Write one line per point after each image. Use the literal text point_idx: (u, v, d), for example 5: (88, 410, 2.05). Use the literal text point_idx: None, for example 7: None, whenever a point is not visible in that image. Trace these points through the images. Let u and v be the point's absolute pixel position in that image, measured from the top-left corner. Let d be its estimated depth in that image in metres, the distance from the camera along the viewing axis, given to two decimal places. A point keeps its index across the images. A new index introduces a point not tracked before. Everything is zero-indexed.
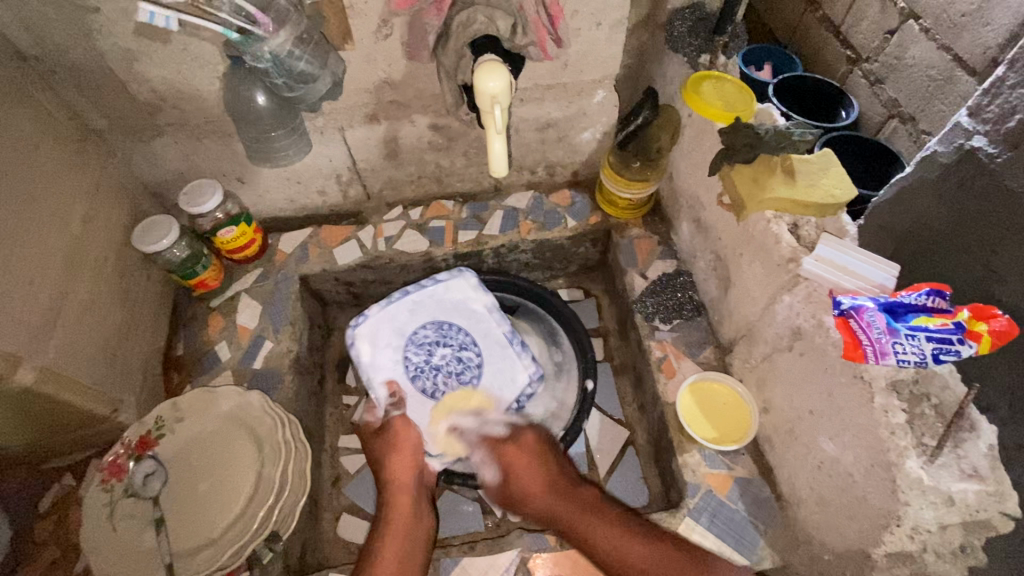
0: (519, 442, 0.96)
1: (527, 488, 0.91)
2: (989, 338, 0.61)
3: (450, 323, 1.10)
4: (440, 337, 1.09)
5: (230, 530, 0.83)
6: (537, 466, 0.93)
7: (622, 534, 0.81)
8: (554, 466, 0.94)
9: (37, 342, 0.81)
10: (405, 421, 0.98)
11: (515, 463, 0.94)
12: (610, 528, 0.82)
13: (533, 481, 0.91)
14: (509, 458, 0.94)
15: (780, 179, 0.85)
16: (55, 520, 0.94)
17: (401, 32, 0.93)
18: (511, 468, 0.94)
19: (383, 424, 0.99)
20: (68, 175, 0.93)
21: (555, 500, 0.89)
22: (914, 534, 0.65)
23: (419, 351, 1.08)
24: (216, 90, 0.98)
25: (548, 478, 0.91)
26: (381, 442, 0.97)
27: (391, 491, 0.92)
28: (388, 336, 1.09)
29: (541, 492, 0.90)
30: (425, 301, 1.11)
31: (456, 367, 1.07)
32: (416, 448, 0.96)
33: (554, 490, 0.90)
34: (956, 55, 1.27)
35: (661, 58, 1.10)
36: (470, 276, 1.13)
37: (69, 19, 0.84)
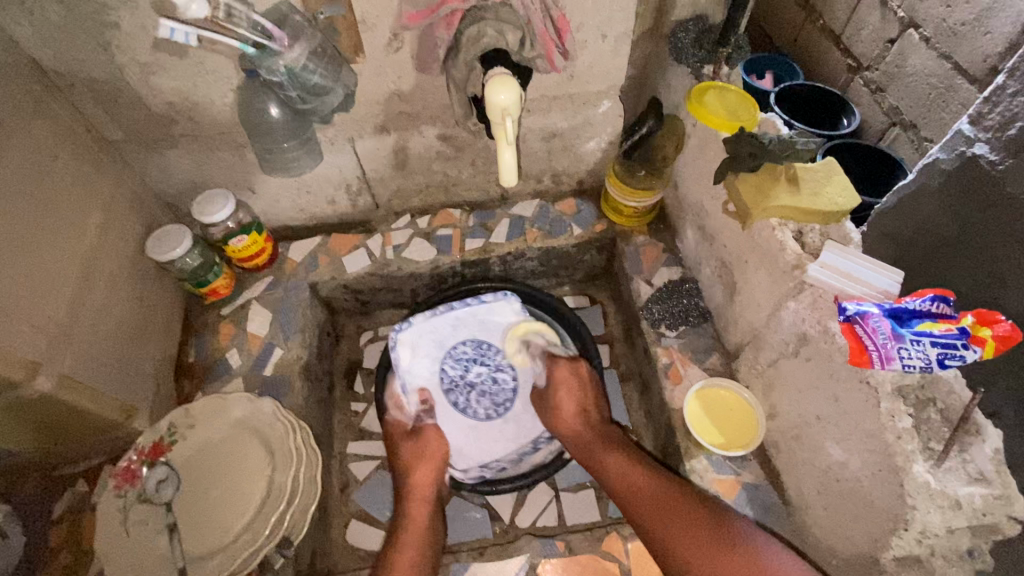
0: (570, 368, 1.07)
1: (563, 407, 1.04)
2: (993, 344, 0.63)
3: (490, 342, 1.13)
4: (479, 355, 1.13)
5: (242, 536, 0.84)
6: (577, 391, 1.05)
7: (631, 469, 0.92)
8: (592, 395, 1.06)
9: (55, 349, 0.82)
10: (436, 430, 1.04)
11: (561, 383, 1.05)
12: (623, 460, 0.94)
13: (571, 401, 1.04)
14: (557, 372, 1.07)
15: (784, 188, 0.86)
16: (68, 525, 0.94)
17: (410, 46, 0.95)
18: (556, 385, 1.06)
19: (416, 427, 1.05)
20: (85, 185, 0.95)
21: (585, 426, 1.03)
22: (922, 539, 0.65)
23: (457, 366, 1.12)
24: (229, 102, 1.00)
25: (582, 405, 1.05)
26: (411, 444, 1.02)
27: (411, 500, 0.97)
28: (428, 348, 1.11)
29: (572, 417, 1.04)
30: (467, 318, 1.11)
31: (490, 386, 1.14)
32: (441, 453, 1.02)
33: (585, 416, 1.04)
34: (956, 63, 1.28)
35: (665, 70, 1.12)
36: (514, 300, 1.11)
37: (88, 34, 0.87)
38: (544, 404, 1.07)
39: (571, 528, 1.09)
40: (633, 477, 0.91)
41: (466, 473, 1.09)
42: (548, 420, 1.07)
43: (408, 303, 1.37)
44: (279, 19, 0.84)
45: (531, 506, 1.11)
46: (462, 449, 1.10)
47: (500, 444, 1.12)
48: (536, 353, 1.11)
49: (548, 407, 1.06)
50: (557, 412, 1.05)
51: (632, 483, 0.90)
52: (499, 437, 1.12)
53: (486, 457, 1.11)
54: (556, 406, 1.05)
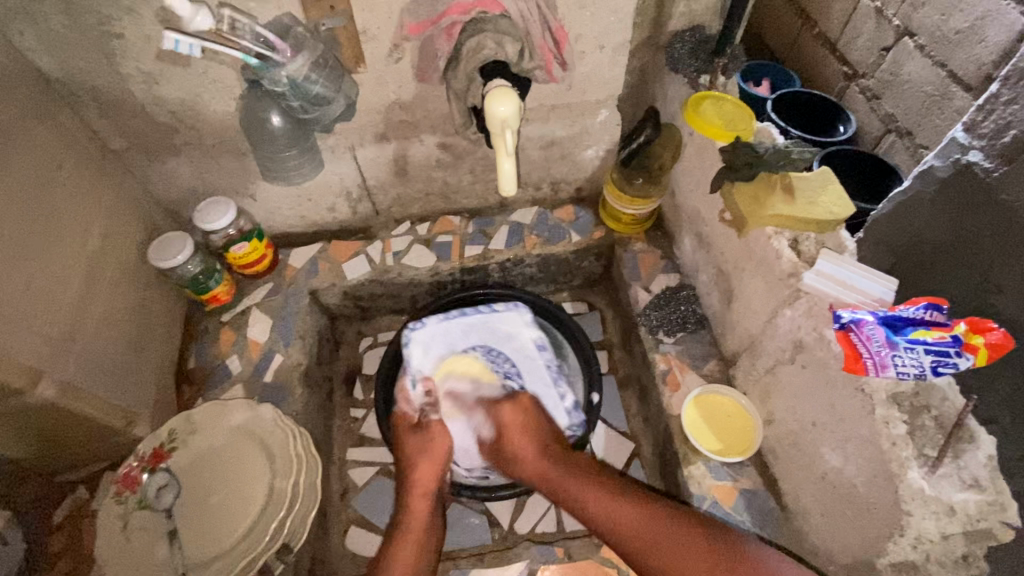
0: (513, 406, 1.04)
1: (521, 450, 0.99)
2: (986, 352, 0.64)
3: (499, 350, 1.16)
4: (490, 359, 1.15)
5: (241, 543, 0.84)
6: (529, 431, 1.01)
7: (610, 500, 0.85)
8: (544, 432, 1.01)
9: (57, 356, 0.83)
10: (443, 425, 1.04)
11: (511, 426, 1.01)
12: (600, 494, 0.87)
13: (525, 441, 0.99)
14: (504, 416, 1.03)
15: (779, 197, 0.87)
16: (67, 533, 0.95)
17: (411, 56, 0.97)
18: (505, 431, 1.02)
19: (422, 422, 1.05)
20: (88, 193, 0.95)
21: (547, 463, 0.96)
22: (917, 544, 0.66)
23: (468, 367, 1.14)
24: (231, 111, 1.01)
25: (541, 443, 0.99)
26: (416, 439, 1.02)
27: (412, 495, 0.95)
28: (439, 348, 1.16)
29: (534, 458, 0.97)
30: (476, 324, 1.17)
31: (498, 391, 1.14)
32: (445, 453, 1.00)
33: (546, 453, 0.97)
34: (951, 71, 1.30)
35: (662, 79, 1.13)
36: (524, 310, 1.17)
37: (93, 45, 0.88)
38: (505, 455, 1.01)
39: (568, 535, 1.08)
40: (614, 509, 0.84)
41: (470, 473, 1.09)
42: (513, 468, 1.00)
43: (407, 309, 1.38)
44: (283, 31, 0.86)
45: (529, 512, 1.11)
46: (468, 448, 1.10)
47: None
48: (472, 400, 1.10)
49: (508, 455, 1.00)
50: (517, 459, 0.99)
51: (615, 519, 0.83)
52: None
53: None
54: (512, 454, 0.99)
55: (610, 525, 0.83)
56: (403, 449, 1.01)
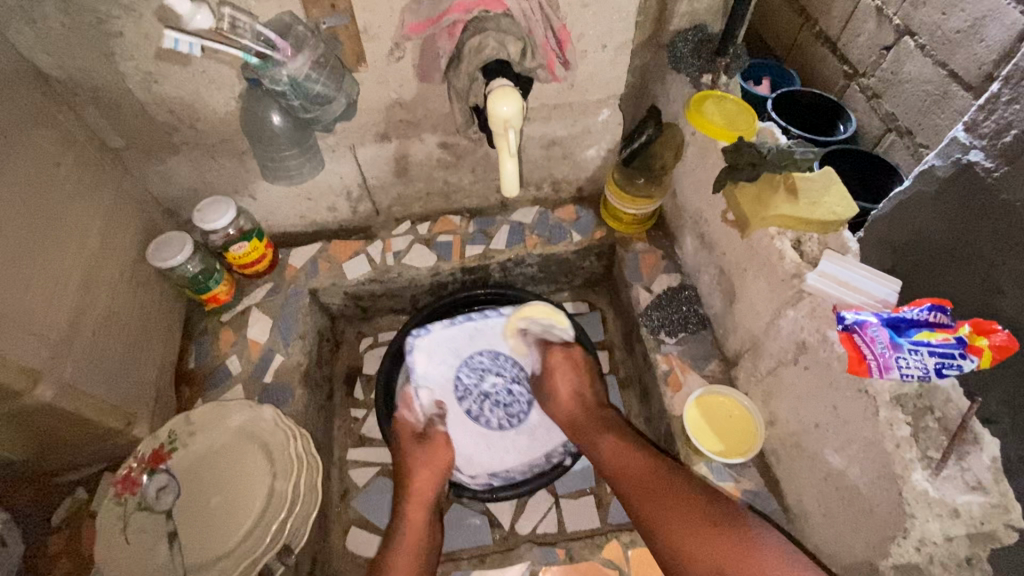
0: (563, 356, 1.09)
1: (558, 391, 1.07)
2: (990, 353, 0.64)
3: (506, 354, 1.17)
4: (496, 365, 1.16)
5: (241, 545, 0.84)
6: (571, 376, 1.08)
7: (622, 447, 0.92)
8: (588, 379, 1.09)
9: (56, 357, 0.82)
10: (446, 439, 1.03)
11: (556, 370, 1.09)
12: (616, 442, 0.94)
13: (565, 387, 1.07)
14: (553, 362, 1.09)
15: (782, 198, 0.87)
16: (67, 533, 0.94)
17: (412, 55, 0.96)
18: (548, 373, 1.09)
19: (425, 431, 1.04)
20: (87, 193, 0.95)
21: (581, 410, 1.04)
22: (921, 547, 0.66)
23: (472, 374, 1.15)
24: (231, 111, 1.01)
25: (578, 390, 1.07)
26: (419, 451, 1.01)
27: (409, 503, 0.95)
28: (444, 354, 1.16)
29: (568, 402, 1.06)
30: (483, 328, 1.17)
31: (504, 398, 1.15)
32: (447, 462, 1.01)
33: (581, 400, 1.06)
34: (951, 71, 1.30)
35: (664, 79, 1.13)
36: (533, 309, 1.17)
37: (92, 43, 0.87)
38: (543, 392, 1.10)
39: (571, 535, 1.09)
40: (623, 455, 0.91)
41: (474, 480, 1.09)
42: (547, 405, 1.09)
43: (408, 309, 1.37)
44: (283, 29, 0.85)
45: (530, 512, 1.11)
46: (472, 456, 1.10)
47: (511, 453, 1.12)
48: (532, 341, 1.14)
49: (545, 392, 1.09)
50: (552, 396, 1.08)
51: (620, 461, 0.90)
52: (510, 448, 1.12)
53: (496, 466, 1.11)
54: (551, 390, 1.08)
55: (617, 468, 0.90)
56: (403, 456, 1.01)
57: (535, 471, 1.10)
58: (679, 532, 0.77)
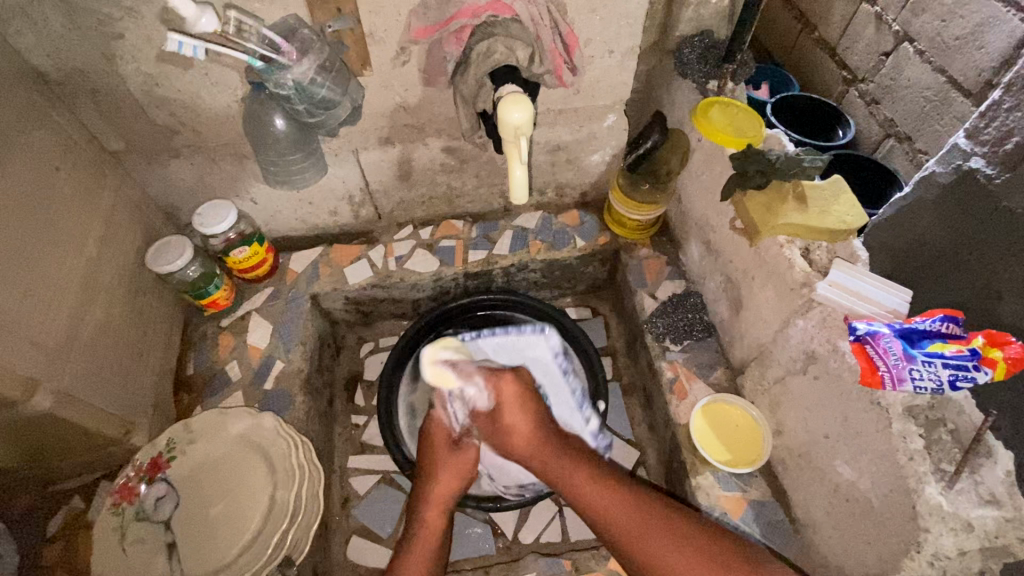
0: (514, 381, 0.91)
1: (517, 426, 0.87)
2: (1004, 366, 0.63)
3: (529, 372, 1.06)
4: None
5: (241, 557, 0.82)
6: (530, 407, 0.89)
7: (610, 490, 0.80)
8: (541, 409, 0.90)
9: (54, 365, 0.81)
10: (479, 449, 0.95)
11: (507, 399, 0.88)
12: (596, 483, 0.81)
13: (523, 419, 0.88)
14: (504, 392, 0.89)
15: (792, 206, 0.86)
16: (63, 543, 0.92)
17: (418, 59, 0.95)
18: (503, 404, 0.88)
19: (460, 440, 0.95)
20: (86, 197, 0.93)
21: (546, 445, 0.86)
22: (934, 561, 0.64)
23: None
24: (233, 114, 1.00)
25: (539, 421, 0.88)
26: (450, 456, 0.94)
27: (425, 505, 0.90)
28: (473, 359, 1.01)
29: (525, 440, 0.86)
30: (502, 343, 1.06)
31: None
32: (473, 471, 0.95)
33: (544, 433, 0.87)
34: (950, 77, 1.30)
35: (670, 84, 1.12)
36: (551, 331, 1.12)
37: (93, 46, 0.86)
38: (496, 427, 0.89)
39: (575, 544, 1.08)
40: (608, 500, 0.79)
41: (507, 489, 1.06)
42: (502, 443, 0.89)
43: (409, 314, 1.36)
44: (289, 33, 0.84)
45: (533, 521, 1.10)
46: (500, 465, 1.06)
47: None
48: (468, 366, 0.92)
49: (502, 430, 0.88)
50: (509, 434, 0.87)
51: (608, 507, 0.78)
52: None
53: (524, 477, 1.06)
54: (506, 428, 0.87)
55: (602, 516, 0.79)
56: (433, 458, 0.94)
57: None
58: (683, 575, 0.71)
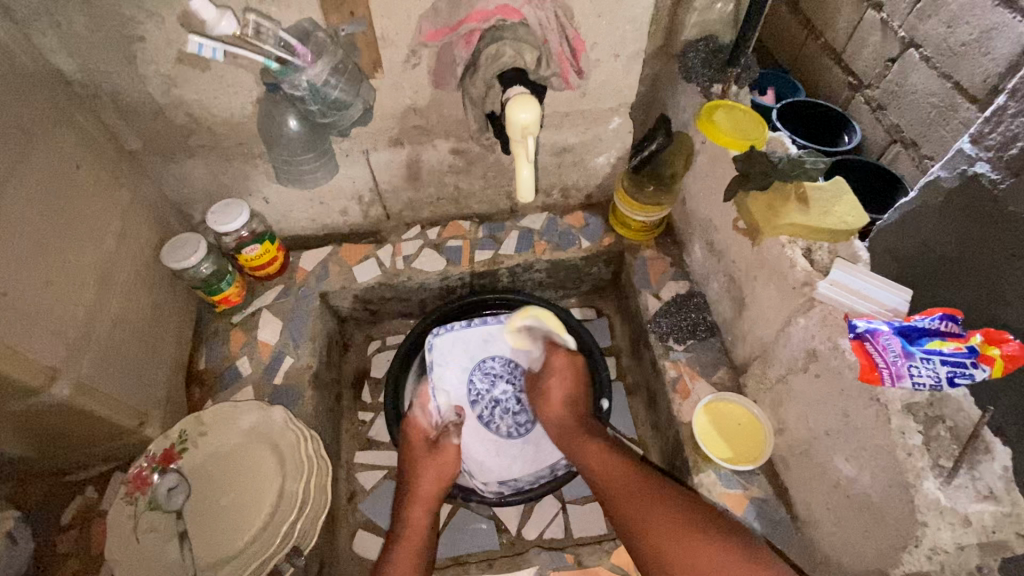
0: (567, 358, 1.06)
1: (552, 394, 1.04)
2: (1001, 363, 0.64)
3: (518, 364, 1.19)
4: (507, 373, 1.18)
5: (251, 546, 0.84)
6: (568, 379, 1.04)
7: (610, 458, 0.90)
8: (584, 389, 1.05)
9: (73, 356, 0.83)
10: (452, 449, 0.98)
11: (557, 369, 1.05)
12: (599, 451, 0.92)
13: (561, 392, 1.03)
14: (554, 362, 1.06)
15: (794, 207, 0.88)
16: (77, 532, 0.95)
17: (428, 62, 0.98)
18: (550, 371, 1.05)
19: (437, 440, 1.00)
20: (105, 194, 0.96)
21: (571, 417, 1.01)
22: (933, 555, 0.65)
23: (484, 379, 1.18)
24: (248, 114, 1.02)
25: (573, 398, 1.03)
26: (428, 456, 0.98)
27: (410, 503, 0.93)
28: (461, 355, 1.19)
29: (558, 405, 1.03)
30: (497, 334, 1.20)
31: (513, 406, 1.16)
32: (455, 470, 0.98)
33: (576, 407, 1.02)
34: (956, 83, 1.31)
35: (674, 88, 1.14)
36: None
37: (115, 48, 0.89)
38: (538, 392, 1.07)
39: (578, 540, 1.09)
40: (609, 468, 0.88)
41: (486, 487, 1.09)
42: (538, 406, 1.06)
43: (416, 313, 1.38)
44: (303, 36, 0.87)
45: (538, 517, 1.12)
46: (482, 463, 1.12)
47: (516, 464, 1.12)
48: (539, 337, 1.10)
49: (540, 393, 1.06)
50: (545, 397, 1.04)
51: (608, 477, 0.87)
52: (517, 457, 1.13)
53: (504, 475, 1.11)
54: (545, 392, 1.05)
55: (602, 480, 0.87)
56: (413, 461, 0.98)
57: (541, 482, 1.10)
58: (669, 547, 0.73)
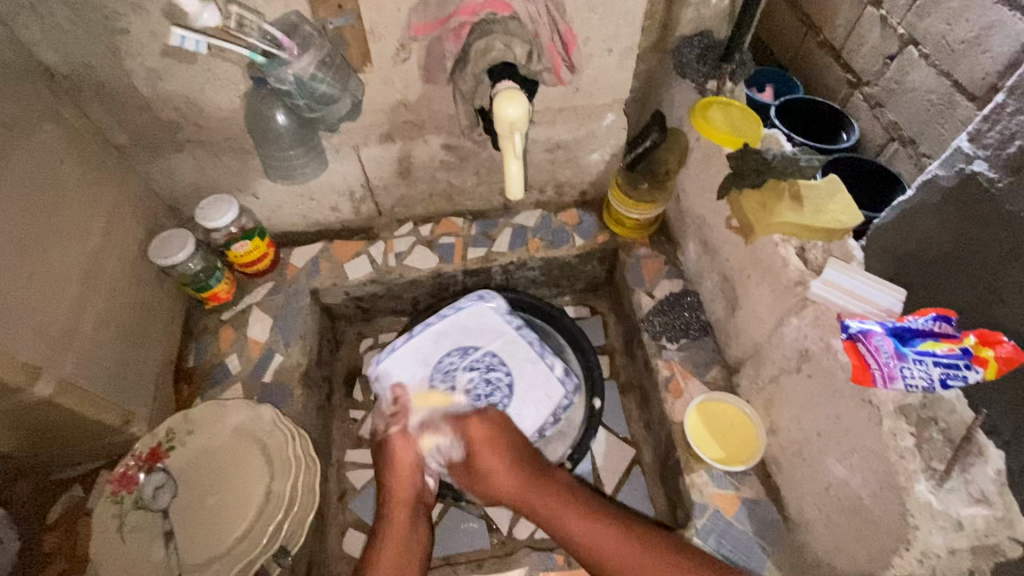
0: (483, 421, 0.95)
1: (489, 468, 0.90)
2: (996, 364, 0.63)
3: (475, 346, 1.13)
4: (465, 362, 1.11)
5: (237, 547, 0.83)
6: (496, 447, 0.92)
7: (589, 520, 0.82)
8: (515, 447, 0.93)
9: (55, 353, 0.82)
10: (403, 437, 0.96)
11: (479, 443, 0.92)
12: (577, 515, 0.83)
13: (496, 464, 0.91)
14: (472, 436, 0.93)
15: (787, 205, 0.87)
16: (62, 531, 0.94)
17: (418, 56, 0.96)
18: (475, 448, 0.92)
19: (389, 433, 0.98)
20: (90, 189, 0.95)
21: (520, 484, 0.89)
22: (923, 559, 0.65)
23: (444, 378, 1.09)
24: (235, 109, 1.01)
25: (511, 459, 0.91)
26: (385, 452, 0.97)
27: (391, 506, 0.92)
28: (413, 366, 1.11)
29: (505, 481, 0.89)
30: (448, 330, 1.15)
31: (484, 389, 1.09)
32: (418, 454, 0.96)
33: (518, 471, 0.90)
34: (955, 81, 1.30)
35: (669, 84, 1.13)
36: (495, 300, 1.17)
37: (98, 41, 0.87)
38: (474, 474, 0.92)
39: None
40: (592, 531, 0.81)
41: None
42: (483, 490, 0.92)
43: (408, 311, 1.37)
44: (290, 28, 0.85)
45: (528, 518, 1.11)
46: None
47: None
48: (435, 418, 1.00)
49: (478, 476, 0.92)
50: (488, 479, 0.90)
51: (594, 543, 0.80)
52: None
53: None
54: (483, 475, 0.91)
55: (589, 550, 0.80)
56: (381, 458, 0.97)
57: None
58: None
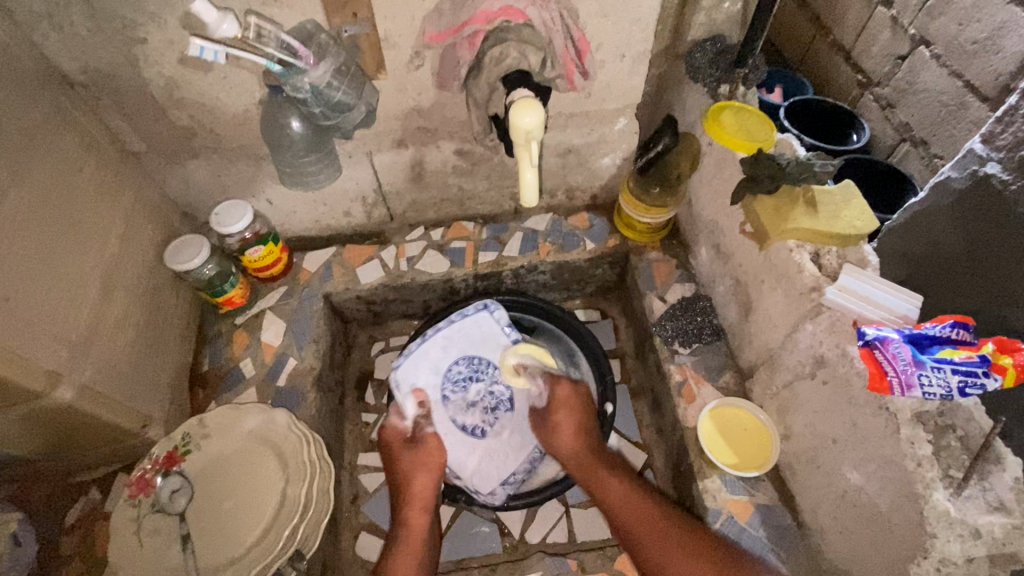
0: (572, 391, 1.06)
1: (562, 424, 1.03)
2: (1014, 373, 0.63)
3: (480, 357, 1.14)
4: (473, 372, 1.14)
5: (254, 550, 0.84)
6: (576, 410, 1.04)
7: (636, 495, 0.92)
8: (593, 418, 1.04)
9: (76, 359, 0.83)
10: (436, 436, 1.04)
11: (561, 401, 1.05)
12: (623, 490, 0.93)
13: (568, 424, 1.03)
14: (557, 395, 1.05)
15: (802, 211, 0.87)
16: (80, 535, 0.95)
17: (432, 63, 0.97)
18: (556, 406, 1.05)
19: (414, 436, 1.04)
20: (107, 196, 0.96)
21: (584, 447, 1.00)
22: (941, 567, 0.65)
23: (456, 388, 1.12)
24: (249, 116, 1.02)
25: (584, 426, 1.03)
26: (411, 454, 1.01)
27: (411, 509, 0.95)
28: (427, 373, 1.12)
29: (573, 438, 1.02)
30: (455, 336, 1.14)
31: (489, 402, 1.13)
32: (439, 459, 1.01)
33: (586, 436, 1.02)
34: (967, 81, 1.29)
35: (680, 88, 1.12)
36: (497, 309, 1.15)
37: (116, 50, 0.88)
38: (547, 426, 1.05)
39: (582, 545, 1.08)
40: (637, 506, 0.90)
41: (492, 496, 1.08)
42: (548, 440, 1.05)
43: (419, 314, 1.38)
44: (306, 37, 0.86)
45: (540, 523, 1.11)
46: (479, 471, 1.09)
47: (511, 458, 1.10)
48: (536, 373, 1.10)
49: (550, 426, 1.04)
50: (557, 432, 1.03)
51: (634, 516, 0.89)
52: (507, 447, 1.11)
53: (504, 474, 1.10)
54: (555, 426, 1.03)
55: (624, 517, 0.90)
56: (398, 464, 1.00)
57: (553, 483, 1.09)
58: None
